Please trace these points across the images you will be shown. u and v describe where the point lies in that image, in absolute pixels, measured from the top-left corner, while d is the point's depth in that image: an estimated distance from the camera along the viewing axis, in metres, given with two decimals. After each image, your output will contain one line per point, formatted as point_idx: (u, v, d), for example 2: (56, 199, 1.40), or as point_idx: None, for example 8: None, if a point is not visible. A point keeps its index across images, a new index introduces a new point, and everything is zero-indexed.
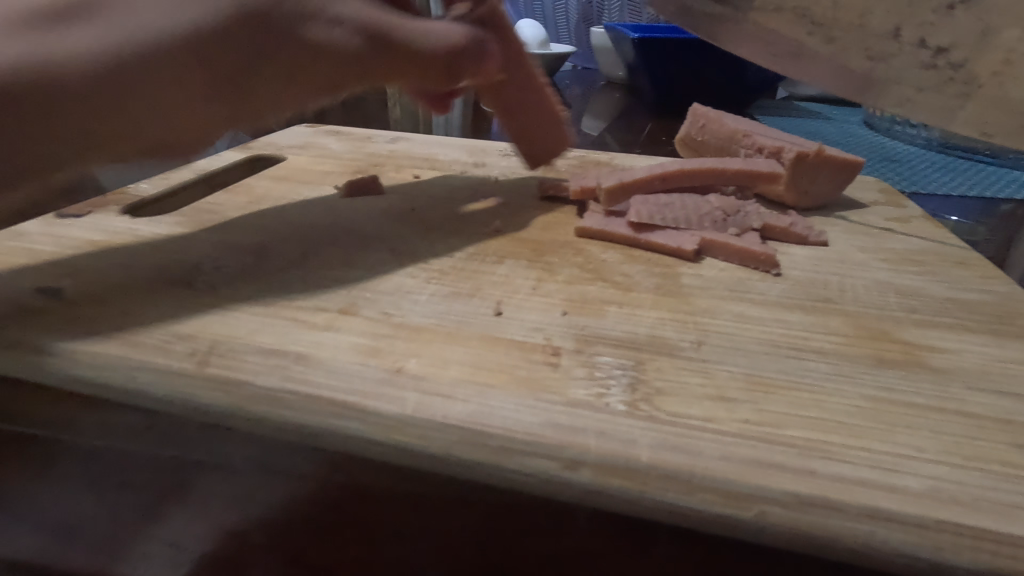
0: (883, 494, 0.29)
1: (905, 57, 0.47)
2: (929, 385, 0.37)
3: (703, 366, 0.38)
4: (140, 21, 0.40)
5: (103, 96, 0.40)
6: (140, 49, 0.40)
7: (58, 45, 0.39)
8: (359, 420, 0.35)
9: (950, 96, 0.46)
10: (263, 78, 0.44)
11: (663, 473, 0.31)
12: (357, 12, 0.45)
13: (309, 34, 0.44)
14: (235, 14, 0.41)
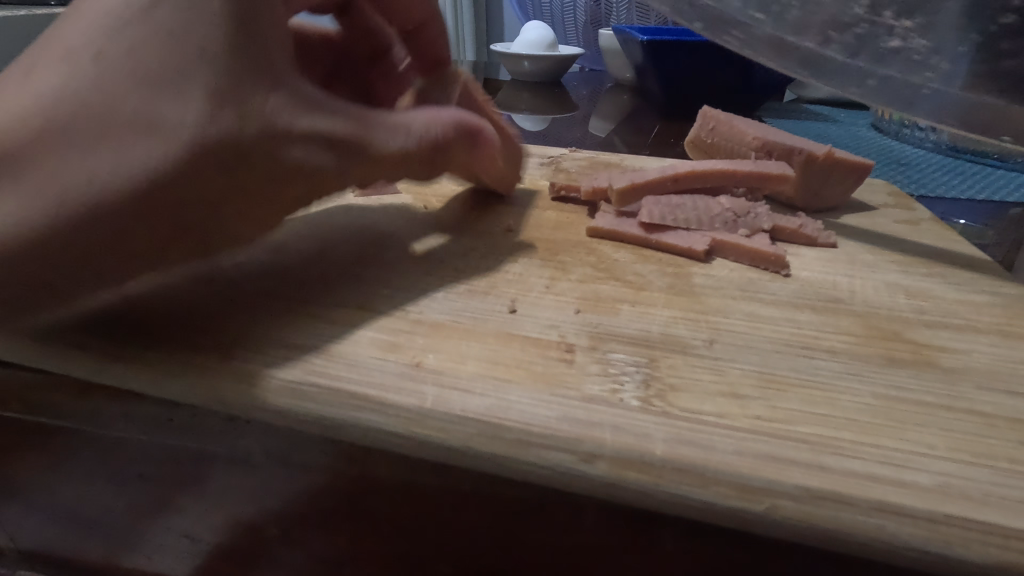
0: (893, 489, 0.30)
1: (873, 32, 0.52)
2: (938, 385, 0.38)
3: (715, 363, 0.39)
4: (102, 164, 0.36)
5: (52, 234, 0.36)
6: (94, 203, 0.36)
7: (19, 215, 0.36)
8: (380, 413, 0.35)
9: (899, 83, 0.52)
10: (231, 206, 0.40)
11: (678, 467, 0.32)
12: (322, 123, 0.41)
13: (278, 149, 0.39)
14: (193, 139, 0.36)
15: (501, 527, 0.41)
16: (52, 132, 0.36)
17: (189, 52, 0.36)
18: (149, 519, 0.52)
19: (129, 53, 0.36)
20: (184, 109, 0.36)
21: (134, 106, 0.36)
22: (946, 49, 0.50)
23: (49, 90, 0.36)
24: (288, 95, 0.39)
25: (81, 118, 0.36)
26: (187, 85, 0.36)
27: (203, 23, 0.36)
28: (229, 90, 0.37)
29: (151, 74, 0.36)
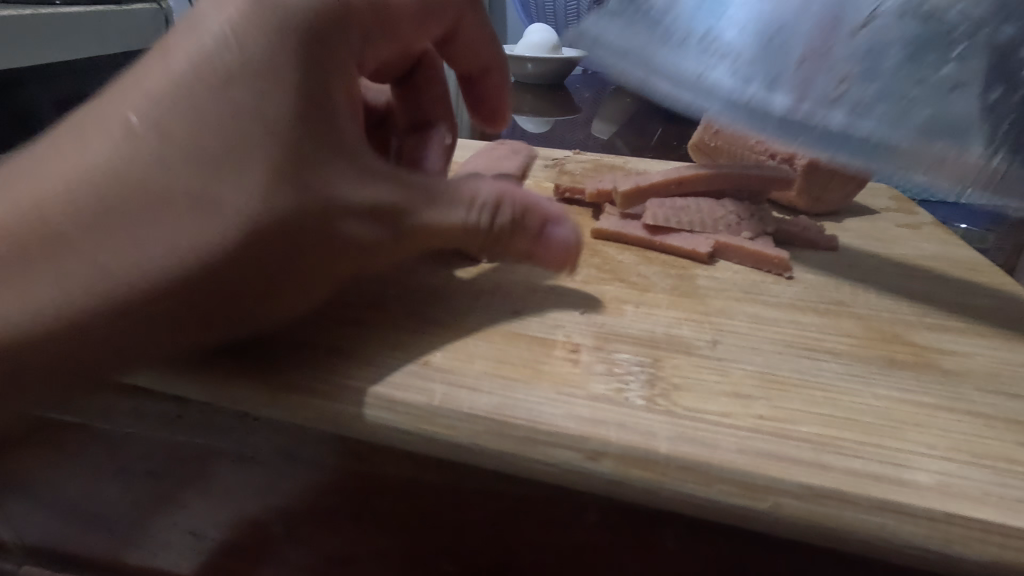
0: (894, 488, 0.31)
1: (837, 79, 0.46)
2: (939, 386, 0.38)
3: (719, 364, 0.39)
4: (161, 237, 0.33)
5: (110, 308, 0.33)
6: (148, 280, 0.33)
7: (61, 287, 0.32)
8: (389, 411, 0.36)
9: (872, 119, 0.45)
10: (286, 284, 0.37)
11: (682, 464, 0.32)
12: (385, 191, 0.37)
13: (337, 219, 0.36)
14: (252, 216, 0.34)
15: (506, 524, 0.42)
16: (103, 210, 0.32)
17: (257, 117, 0.33)
18: (157, 516, 0.53)
19: (189, 120, 0.33)
20: (246, 186, 0.33)
21: (194, 185, 0.33)
22: (881, 109, 0.45)
23: (95, 161, 0.33)
24: (360, 167, 0.36)
25: (128, 191, 0.32)
26: (247, 139, 0.33)
27: (272, 87, 0.34)
28: (292, 162, 0.34)
29: (214, 147, 0.33)
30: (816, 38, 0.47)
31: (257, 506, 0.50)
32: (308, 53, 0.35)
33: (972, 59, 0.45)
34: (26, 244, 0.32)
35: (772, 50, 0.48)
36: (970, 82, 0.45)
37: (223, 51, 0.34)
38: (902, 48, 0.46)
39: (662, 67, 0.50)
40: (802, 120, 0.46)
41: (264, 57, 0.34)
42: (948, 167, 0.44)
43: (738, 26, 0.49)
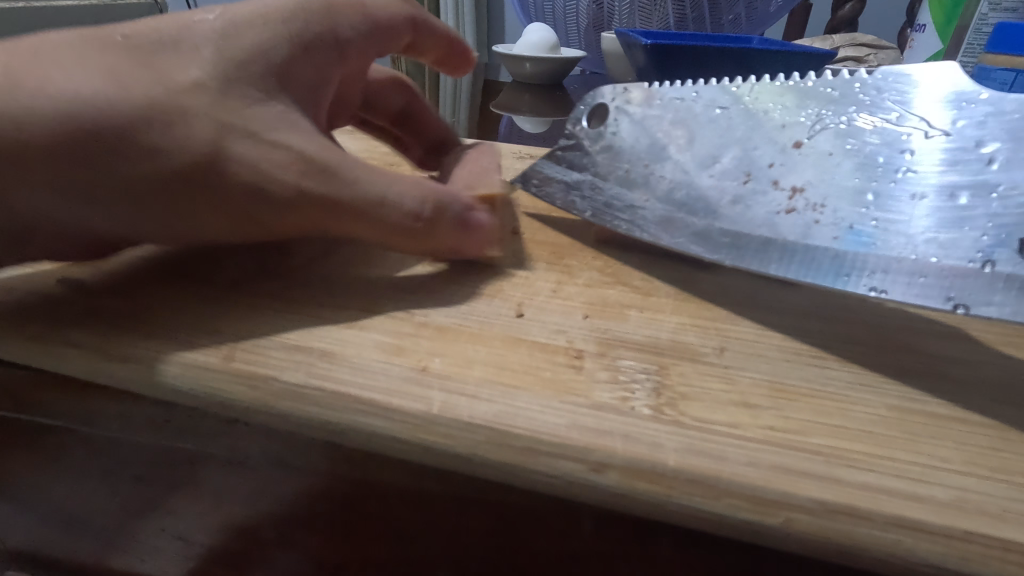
0: (909, 503, 0.30)
1: (760, 197, 0.43)
2: (949, 396, 0.37)
3: (726, 372, 0.38)
4: (66, 85, 0.35)
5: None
6: (29, 115, 0.34)
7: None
8: (385, 419, 0.35)
9: (763, 237, 0.42)
10: (179, 192, 0.37)
11: (690, 477, 0.31)
12: (295, 139, 0.38)
13: (252, 153, 0.37)
14: (155, 101, 0.36)
15: (503, 534, 0.41)
16: (36, 57, 0.35)
17: (215, 59, 0.38)
18: (145, 521, 0.51)
19: (150, 33, 0.38)
20: (167, 81, 0.36)
21: (124, 66, 0.36)
22: (785, 228, 0.41)
23: (53, 37, 0.37)
24: (278, 115, 0.39)
25: (58, 57, 0.36)
26: (197, 56, 0.38)
27: (247, 47, 0.40)
28: (221, 91, 0.37)
29: (159, 55, 0.37)
30: (754, 162, 0.44)
31: (246, 512, 0.48)
32: (291, 52, 0.42)
33: (954, 167, 0.38)
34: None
35: (717, 179, 0.45)
36: (953, 187, 0.37)
37: (213, 16, 0.40)
38: (858, 166, 0.40)
39: (611, 201, 0.51)
40: (757, 241, 0.42)
41: (250, 28, 0.40)
42: (931, 283, 0.36)
43: (676, 158, 0.48)
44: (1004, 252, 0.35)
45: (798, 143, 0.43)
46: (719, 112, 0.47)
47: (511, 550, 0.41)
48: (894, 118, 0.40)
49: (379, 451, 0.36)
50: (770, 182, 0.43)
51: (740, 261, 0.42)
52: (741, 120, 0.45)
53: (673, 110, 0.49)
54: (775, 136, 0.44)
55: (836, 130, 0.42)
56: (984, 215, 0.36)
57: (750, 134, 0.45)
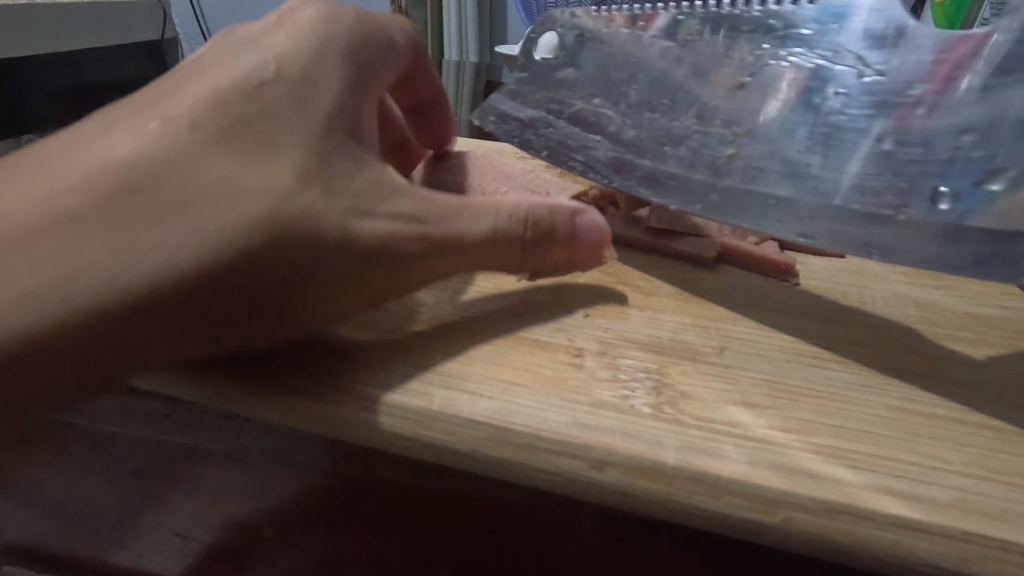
0: (910, 504, 0.30)
1: (707, 139, 0.44)
2: (950, 399, 0.37)
3: (726, 371, 0.38)
4: (190, 220, 0.32)
5: (118, 302, 0.30)
6: (185, 266, 0.31)
7: (70, 275, 0.30)
8: (386, 415, 0.35)
9: (708, 180, 0.43)
10: (313, 287, 0.34)
11: (690, 476, 0.31)
12: (404, 204, 0.36)
13: (364, 223, 0.34)
14: (275, 207, 0.33)
15: (501, 531, 0.41)
16: (128, 191, 0.32)
17: (294, 130, 0.35)
18: (143, 516, 0.51)
19: (220, 118, 0.34)
20: (272, 177, 0.33)
21: (226, 171, 0.33)
22: (728, 165, 0.43)
23: (123, 156, 0.32)
24: (374, 176, 0.36)
25: (157, 183, 0.32)
26: (289, 132, 0.35)
27: (310, 101, 0.36)
28: (320, 168, 0.34)
29: (245, 143, 0.34)
30: (698, 103, 0.44)
31: (244, 508, 0.48)
32: (351, 92, 0.38)
33: (891, 110, 0.38)
34: (39, 228, 0.30)
35: (664, 121, 0.45)
36: (880, 132, 0.39)
37: (267, 73, 0.36)
38: (795, 108, 0.41)
39: (563, 140, 0.50)
40: (700, 184, 0.44)
41: (308, 78, 0.37)
42: (851, 230, 0.39)
43: (625, 97, 0.47)
44: (916, 196, 0.38)
45: (740, 86, 0.43)
46: (663, 49, 0.45)
47: (508, 547, 0.41)
48: (830, 56, 0.40)
49: (379, 447, 0.36)
50: (716, 125, 0.44)
51: (686, 206, 0.44)
52: (685, 59, 0.45)
53: (621, 49, 0.47)
54: (720, 76, 0.44)
55: (770, 70, 0.42)
56: (902, 159, 0.38)
57: (694, 75, 0.45)
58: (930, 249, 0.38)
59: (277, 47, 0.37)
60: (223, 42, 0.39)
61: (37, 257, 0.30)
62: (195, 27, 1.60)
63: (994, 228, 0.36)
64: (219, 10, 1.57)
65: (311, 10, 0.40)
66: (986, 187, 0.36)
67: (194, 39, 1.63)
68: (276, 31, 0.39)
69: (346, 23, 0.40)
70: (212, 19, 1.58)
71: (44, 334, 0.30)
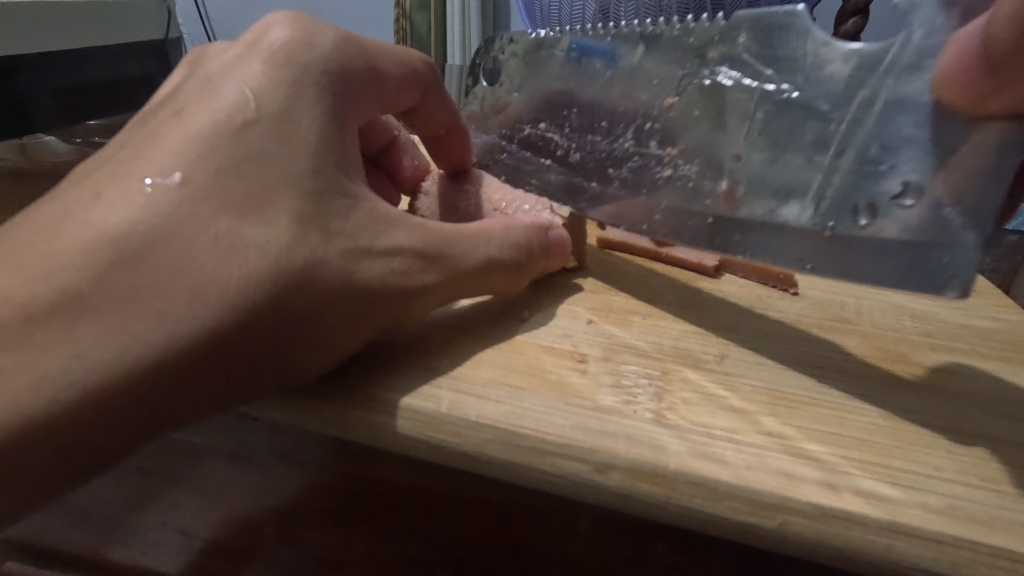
0: (903, 510, 0.31)
1: (648, 162, 0.46)
2: (943, 408, 0.38)
3: (726, 379, 0.39)
4: (192, 282, 0.31)
5: (130, 375, 0.29)
6: (196, 326, 0.30)
7: (75, 356, 0.29)
8: (395, 416, 0.36)
9: (657, 195, 0.45)
10: (323, 327, 0.34)
11: (691, 480, 0.32)
12: (402, 237, 0.37)
13: (359, 262, 0.35)
14: (277, 261, 0.32)
15: (503, 531, 0.41)
16: (125, 260, 0.30)
17: (283, 171, 0.34)
18: (147, 514, 0.52)
19: (213, 171, 0.32)
20: (270, 229, 0.32)
21: (224, 228, 0.32)
22: (672, 181, 0.44)
23: (118, 225, 0.31)
24: (370, 211, 0.36)
25: (152, 249, 0.31)
26: (281, 177, 0.33)
27: (295, 140, 0.34)
28: (317, 211, 0.34)
29: (239, 195, 0.32)
30: (632, 122, 0.46)
31: (247, 508, 0.49)
32: (335, 124, 0.36)
33: (803, 131, 0.38)
34: (37, 313, 0.29)
35: (607, 142, 0.48)
36: (793, 150, 0.38)
37: (248, 112, 0.34)
38: (718, 126, 0.42)
39: (522, 161, 0.54)
40: (643, 206, 0.46)
41: (290, 113, 0.35)
42: (787, 245, 0.39)
43: (568, 120, 0.50)
44: (841, 212, 0.37)
45: (668, 105, 0.44)
46: (596, 72, 0.47)
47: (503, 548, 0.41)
48: (749, 73, 0.39)
49: (387, 448, 0.37)
50: (652, 147, 0.45)
51: (634, 226, 0.46)
52: (618, 81, 0.46)
53: (559, 72, 0.49)
54: (650, 95, 0.45)
55: (699, 90, 0.42)
56: (822, 179, 0.38)
57: (630, 93, 0.46)
58: (869, 263, 0.37)
59: (253, 79, 0.35)
60: (197, 76, 0.37)
61: (38, 343, 0.29)
62: (201, 27, 1.62)
63: (916, 239, 0.35)
64: (224, 10, 1.57)
65: (282, 32, 0.37)
66: (902, 203, 0.35)
67: (200, 40, 1.64)
68: (249, 60, 0.36)
69: (324, 47, 0.37)
70: (217, 19, 1.59)
71: (61, 419, 0.29)
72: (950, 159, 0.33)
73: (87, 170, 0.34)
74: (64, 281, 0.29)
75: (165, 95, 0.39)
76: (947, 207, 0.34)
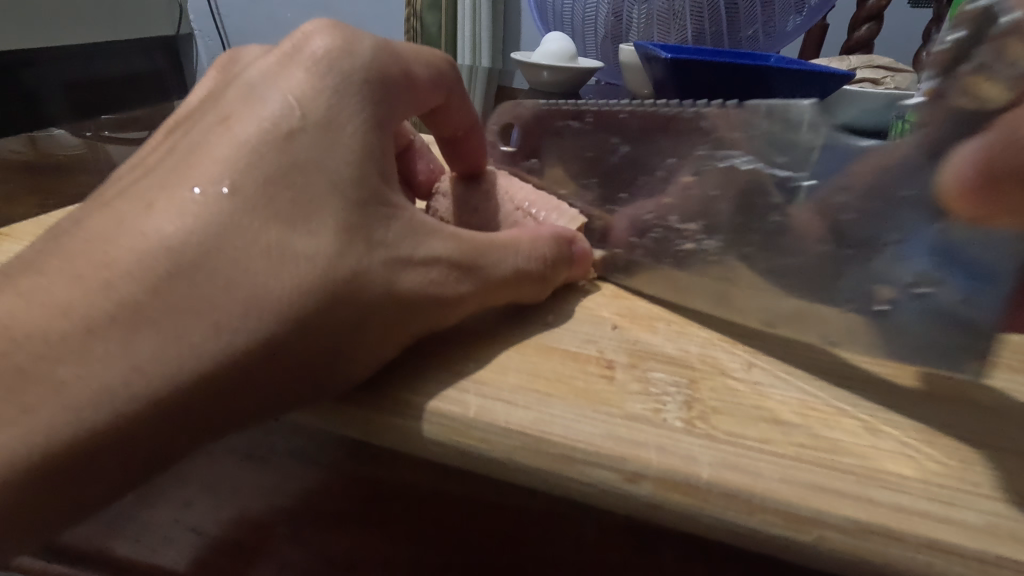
0: (943, 526, 0.30)
1: (669, 235, 0.47)
2: (975, 419, 0.37)
3: (756, 388, 0.38)
4: (245, 294, 0.30)
5: (187, 385, 0.29)
6: (247, 339, 0.30)
7: (134, 371, 0.28)
8: (419, 420, 0.35)
9: (676, 266, 0.47)
10: (363, 339, 0.34)
11: (724, 491, 0.31)
12: (439, 246, 0.37)
13: (397, 273, 0.35)
14: (324, 274, 0.32)
15: (521, 537, 0.41)
16: (181, 272, 0.30)
17: (329, 182, 0.33)
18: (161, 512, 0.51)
19: (262, 180, 0.32)
20: (318, 241, 0.32)
21: (276, 238, 0.31)
22: (703, 253, 0.45)
23: (172, 236, 0.30)
24: (409, 221, 0.36)
25: (205, 261, 0.30)
26: (325, 189, 0.33)
27: (340, 148, 0.34)
28: (361, 220, 0.34)
29: (288, 206, 0.32)
30: (654, 196, 0.48)
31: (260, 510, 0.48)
32: (375, 131, 0.36)
33: (816, 220, 0.39)
34: (97, 326, 0.29)
35: (633, 211, 0.50)
36: (815, 234, 0.39)
37: (293, 119, 0.34)
38: (737, 209, 0.42)
39: None
40: (672, 275, 0.47)
41: (333, 121, 0.35)
42: (812, 320, 0.41)
43: (590, 188, 0.54)
44: (859, 295, 0.39)
45: (685, 182, 0.45)
46: (616, 146, 0.50)
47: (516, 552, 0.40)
48: (762, 159, 0.40)
49: (414, 452, 0.36)
50: (673, 221, 0.46)
51: (660, 296, 0.48)
52: (640, 156, 0.48)
53: (580, 142, 0.53)
54: (667, 170, 0.46)
55: (716, 171, 0.43)
56: (840, 266, 0.39)
57: (648, 169, 0.48)
58: (877, 337, 0.38)
59: (297, 86, 0.35)
60: (237, 83, 0.36)
61: (99, 356, 0.28)
62: (212, 23, 1.62)
63: (927, 329, 0.36)
64: (237, 6, 1.58)
65: (324, 40, 0.37)
66: (917, 292, 0.36)
67: (211, 35, 1.64)
68: (291, 69, 0.36)
69: (364, 56, 0.37)
70: (229, 15, 1.60)
71: (118, 432, 0.28)
72: (936, 262, 0.34)
73: (130, 177, 0.34)
74: (120, 293, 0.29)
75: (201, 101, 0.39)
76: (963, 300, 0.34)
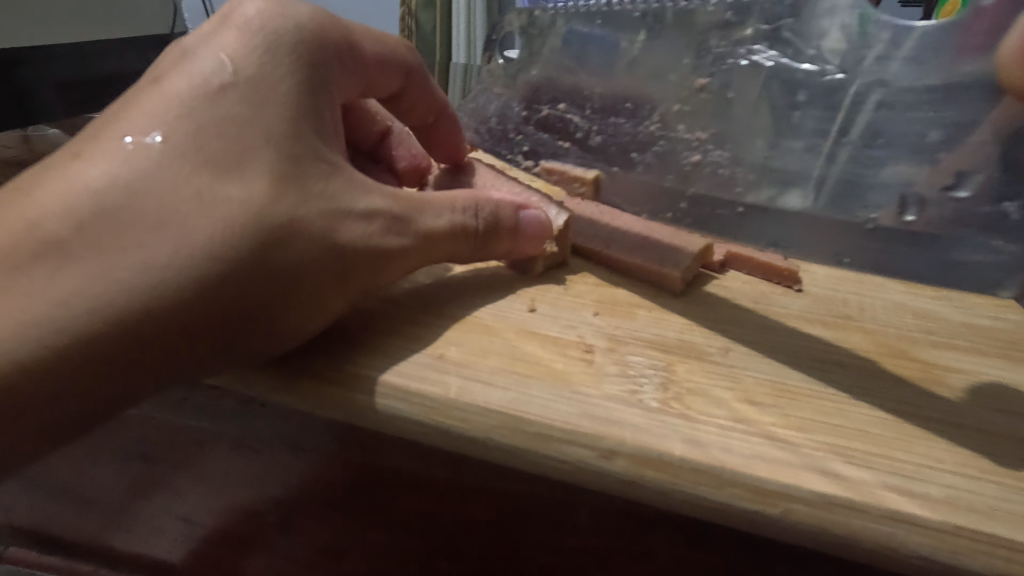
0: (905, 499, 0.31)
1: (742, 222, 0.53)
2: (941, 400, 0.38)
3: (730, 370, 0.39)
4: (173, 236, 0.33)
5: (114, 320, 0.31)
6: (169, 280, 0.32)
7: (58, 304, 0.31)
8: (368, 393, 0.37)
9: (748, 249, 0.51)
10: (301, 290, 0.35)
11: (696, 467, 0.33)
12: (380, 200, 0.38)
13: (334, 224, 0.36)
14: (251, 220, 0.33)
15: (505, 520, 0.41)
16: (110, 212, 0.32)
17: (261, 136, 0.35)
18: (149, 501, 0.51)
19: (191, 131, 0.34)
20: (249, 188, 0.34)
21: (203, 185, 0.33)
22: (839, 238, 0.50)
23: (98, 179, 0.33)
24: (347, 177, 0.37)
25: (131, 205, 0.33)
26: (257, 143, 0.35)
27: (270, 103, 0.36)
28: (295, 172, 0.35)
29: (215, 155, 0.34)
30: None
31: (247, 497, 0.48)
32: (309, 92, 0.38)
33: None
34: (22, 262, 0.32)
35: None
36: None
37: (224, 76, 0.36)
38: None
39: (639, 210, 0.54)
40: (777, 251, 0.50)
41: (264, 79, 0.36)
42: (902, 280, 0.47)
43: None
44: None
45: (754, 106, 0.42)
46: None
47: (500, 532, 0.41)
48: None
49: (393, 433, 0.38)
50: None
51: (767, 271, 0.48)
52: None
53: None
54: None
55: None
56: None
57: None
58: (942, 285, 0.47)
59: (230, 46, 0.36)
60: (175, 48, 0.38)
61: (29, 287, 0.31)
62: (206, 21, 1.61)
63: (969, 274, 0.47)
64: None
65: (256, 4, 0.38)
66: None
67: None
68: (224, 31, 0.37)
69: (298, 18, 0.39)
70: None
71: (49, 360, 0.31)
72: None
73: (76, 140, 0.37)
74: (49, 231, 0.32)
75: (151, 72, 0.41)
76: None
